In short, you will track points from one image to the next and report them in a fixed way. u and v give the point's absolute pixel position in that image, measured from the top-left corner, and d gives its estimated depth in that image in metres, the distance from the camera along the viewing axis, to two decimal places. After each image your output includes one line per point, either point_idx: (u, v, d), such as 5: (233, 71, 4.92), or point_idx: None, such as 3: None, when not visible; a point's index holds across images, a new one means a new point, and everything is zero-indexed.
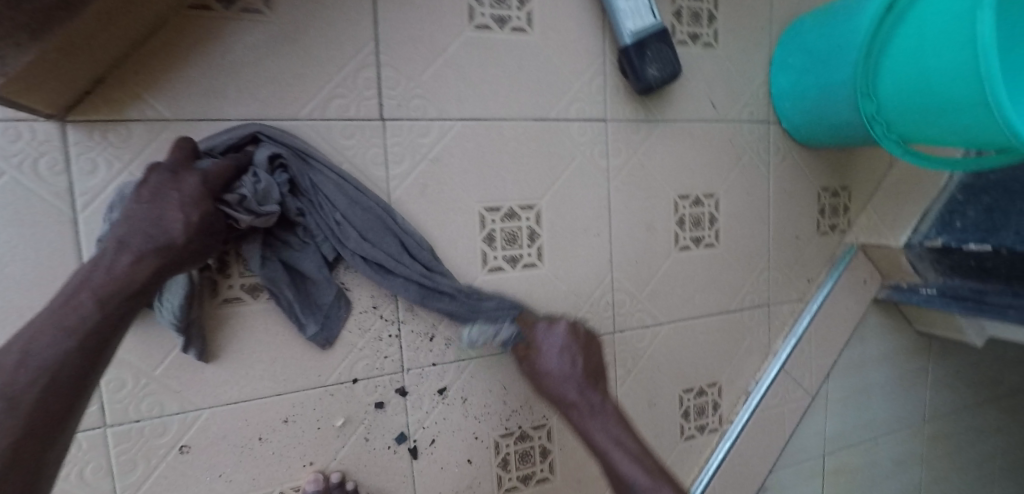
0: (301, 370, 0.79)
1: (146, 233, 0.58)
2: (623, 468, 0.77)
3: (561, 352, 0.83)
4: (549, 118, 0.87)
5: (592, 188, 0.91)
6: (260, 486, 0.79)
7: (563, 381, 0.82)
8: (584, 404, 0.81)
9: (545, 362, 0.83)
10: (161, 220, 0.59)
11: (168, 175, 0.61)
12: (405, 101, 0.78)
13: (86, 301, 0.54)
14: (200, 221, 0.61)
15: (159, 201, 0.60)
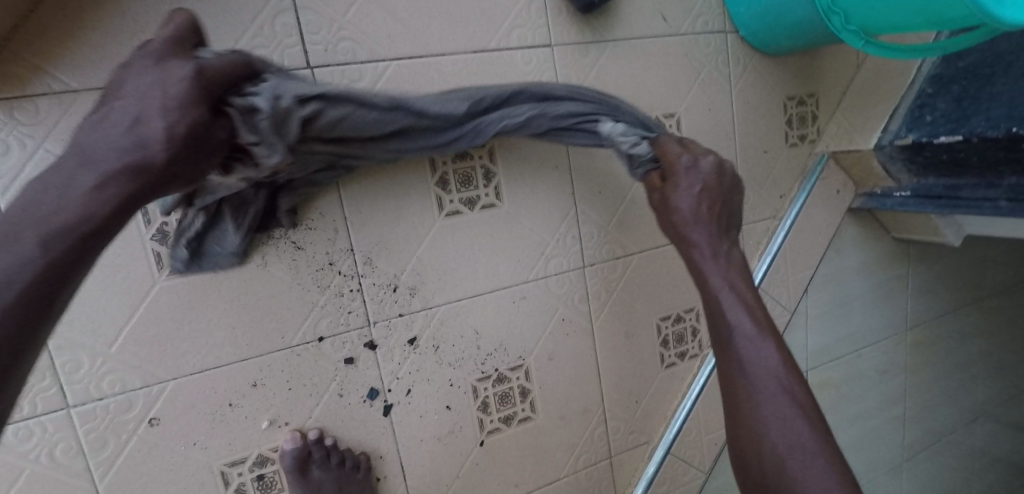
0: (263, 334, 0.79)
1: (116, 148, 0.48)
2: (750, 350, 0.68)
3: (690, 185, 0.74)
4: (488, 50, 0.84)
5: None
6: (237, 451, 0.79)
7: (702, 222, 0.74)
8: (704, 251, 0.74)
9: (685, 197, 0.74)
10: (137, 133, 0.49)
11: (151, 64, 0.51)
12: (332, 45, 0.75)
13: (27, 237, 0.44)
14: (191, 128, 0.51)
15: (138, 103, 0.50)
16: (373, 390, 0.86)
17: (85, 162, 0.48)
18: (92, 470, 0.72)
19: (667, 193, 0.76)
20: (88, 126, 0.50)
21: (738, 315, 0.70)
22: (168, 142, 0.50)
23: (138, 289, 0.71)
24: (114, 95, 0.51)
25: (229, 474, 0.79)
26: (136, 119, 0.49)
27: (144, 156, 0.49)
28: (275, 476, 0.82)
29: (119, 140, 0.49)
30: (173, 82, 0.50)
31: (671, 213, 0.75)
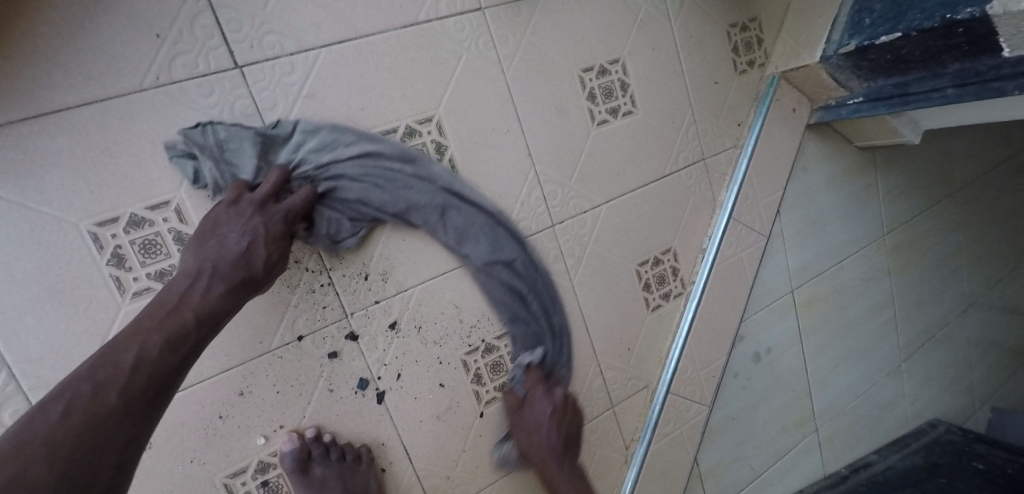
0: (242, 341, 0.78)
1: (233, 264, 0.69)
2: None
3: (539, 410, 0.96)
4: (419, 22, 0.83)
5: (488, 84, 0.88)
6: (237, 462, 0.79)
7: (548, 437, 0.96)
8: (519, 425, 0.96)
9: (535, 415, 0.96)
10: (246, 255, 0.69)
11: (258, 207, 0.72)
12: (256, 41, 0.74)
13: (186, 320, 0.64)
14: (276, 258, 0.72)
15: (247, 234, 0.70)
16: (364, 379, 0.87)
17: (210, 277, 0.67)
18: None
19: (529, 406, 0.96)
20: (218, 246, 0.69)
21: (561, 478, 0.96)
22: (265, 263, 0.71)
23: (103, 318, 0.70)
24: (217, 229, 0.70)
25: (233, 484, 0.79)
26: (245, 247, 0.69)
27: (248, 274, 0.69)
28: (279, 479, 0.82)
29: (234, 259, 0.68)
30: (272, 223, 0.72)
31: (526, 405, 0.97)
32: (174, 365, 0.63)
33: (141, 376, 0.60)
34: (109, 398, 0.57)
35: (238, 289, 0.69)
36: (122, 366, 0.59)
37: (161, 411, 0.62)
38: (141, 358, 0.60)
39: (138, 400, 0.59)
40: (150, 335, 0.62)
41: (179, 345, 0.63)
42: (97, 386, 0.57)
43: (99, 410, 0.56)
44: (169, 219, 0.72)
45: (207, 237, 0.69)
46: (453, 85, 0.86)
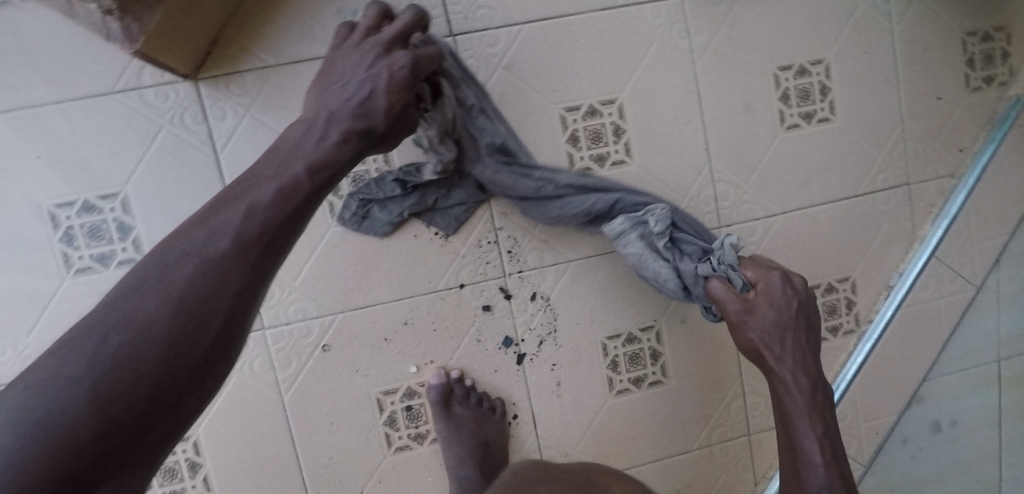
0: (414, 277, 0.88)
1: (353, 110, 0.60)
2: (806, 442, 0.76)
3: (772, 314, 0.77)
4: (618, 6, 0.86)
5: (675, 72, 0.89)
6: (390, 382, 0.89)
7: (786, 347, 0.77)
8: (771, 329, 0.77)
9: (762, 321, 0.77)
10: (365, 105, 0.61)
11: (379, 50, 0.63)
12: (471, 13, 0.83)
13: (301, 167, 0.57)
14: (399, 110, 0.62)
15: (366, 83, 0.61)
16: (508, 338, 0.92)
17: (329, 124, 0.60)
18: (280, 384, 0.86)
19: (751, 305, 0.77)
20: (338, 91, 0.62)
21: (771, 321, 0.77)
22: (386, 114, 0.62)
23: (317, 231, 0.85)
24: (337, 80, 0.63)
25: (384, 401, 0.89)
26: (366, 96, 0.61)
27: (367, 125, 0.61)
28: (422, 408, 0.90)
29: (352, 108, 0.60)
30: (395, 68, 0.62)
31: (750, 312, 0.76)
32: (291, 215, 0.55)
33: (258, 221, 0.52)
34: (222, 241, 0.50)
35: (359, 137, 0.60)
36: (237, 210, 0.52)
37: (280, 259, 0.54)
38: (255, 204, 0.53)
39: (255, 242, 0.51)
40: (266, 183, 0.55)
41: (294, 194, 0.55)
42: (214, 232, 0.50)
43: (212, 255, 0.49)
44: (377, 161, 0.84)
45: (329, 89, 0.62)
46: (641, 69, 0.88)
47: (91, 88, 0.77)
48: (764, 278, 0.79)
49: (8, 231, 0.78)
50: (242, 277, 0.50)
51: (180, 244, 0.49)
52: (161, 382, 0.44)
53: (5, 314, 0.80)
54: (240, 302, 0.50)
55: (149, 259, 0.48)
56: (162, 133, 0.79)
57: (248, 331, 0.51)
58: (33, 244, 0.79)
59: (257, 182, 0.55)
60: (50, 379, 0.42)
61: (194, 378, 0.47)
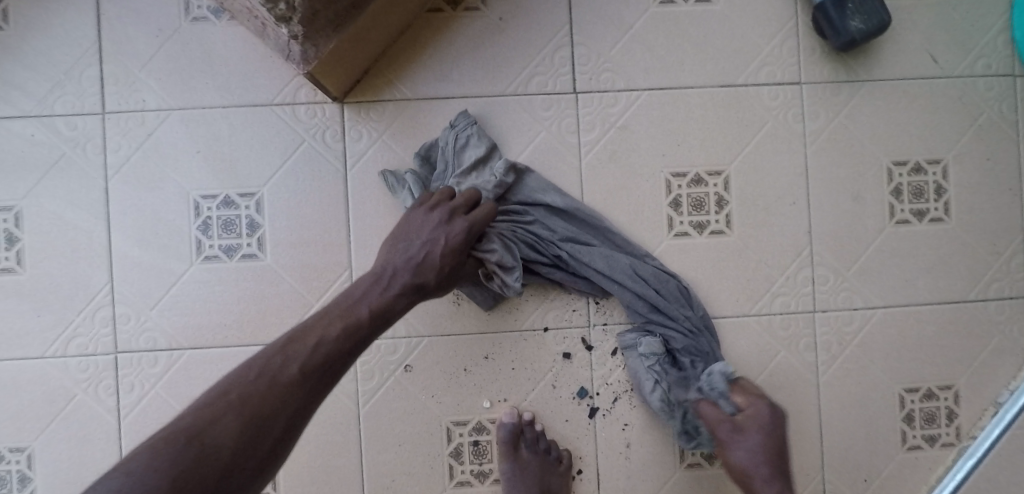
0: (500, 314, 0.90)
1: (412, 266, 0.74)
2: None
3: (746, 443, 0.83)
4: (736, 85, 0.91)
5: (786, 152, 0.91)
6: (461, 413, 0.90)
7: (770, 473, 0.82)
8: (752, 463, 0.83)
9: (739, 452, 0.83)
10: (424, 261, 0.75)
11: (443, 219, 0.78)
12: (595, 75, 0.90)
13: (363, 313, 0.70)
14: (450, 268, 0.76)
15: (427, 242, 0.76)
16: (584, 389, 0.90)
17: (392, 275, 0.74)
18: (358, 396, 0.89)
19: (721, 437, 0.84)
20: (402, 253, 0.75)
21: (749, 456, 0.83)
22: (438, 272, 0.76)
23: None
24: (403, 235, 0.77)
25: (453, 431, 0.90)
26: (425, 254, 0.75)
27: (421, 280, 0.75)
28: (488, 445, 0.90)
29: (413, 263, 0.75)
30: (452, 236, 0.77)
31: (724, 443, 0.84)
32: (347, 353, 0.67)
33: (320, 356, 0.64)
34: (291, 369, 0.62)
35: (415, 289, 0.74)
36: (308, 344, 0.64)
37: (328, 391, 0.65)
38: (323, 340, 0.65)
39: (314, 371, 0.63)
40: (334, 322, 0.68)
41: (354, 334, 0.68)
42: (286, 360, 0.62)
43: (280, 380, 0.61)
44: None
45: (398, 243, 0.77)
46: (752, 145, 0.90)
47: (255, 100, 0.88)
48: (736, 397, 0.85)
49: (157, 212, 0.88)
50: (296, 404, 0.61)
51: (257, 368, 0.61)
52: (223, 488, 0.54)
53: (135, 287, 0.88)
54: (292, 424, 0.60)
55: (231, 377, 0.60)
56: (303, 146, 0.89)
57: (288, 456, 0.60)
58: (174, 227, 0.88)
59: (330, 317, 0.68)
60: (146, 468, 0.51)
61: (238, 488, 0.55)
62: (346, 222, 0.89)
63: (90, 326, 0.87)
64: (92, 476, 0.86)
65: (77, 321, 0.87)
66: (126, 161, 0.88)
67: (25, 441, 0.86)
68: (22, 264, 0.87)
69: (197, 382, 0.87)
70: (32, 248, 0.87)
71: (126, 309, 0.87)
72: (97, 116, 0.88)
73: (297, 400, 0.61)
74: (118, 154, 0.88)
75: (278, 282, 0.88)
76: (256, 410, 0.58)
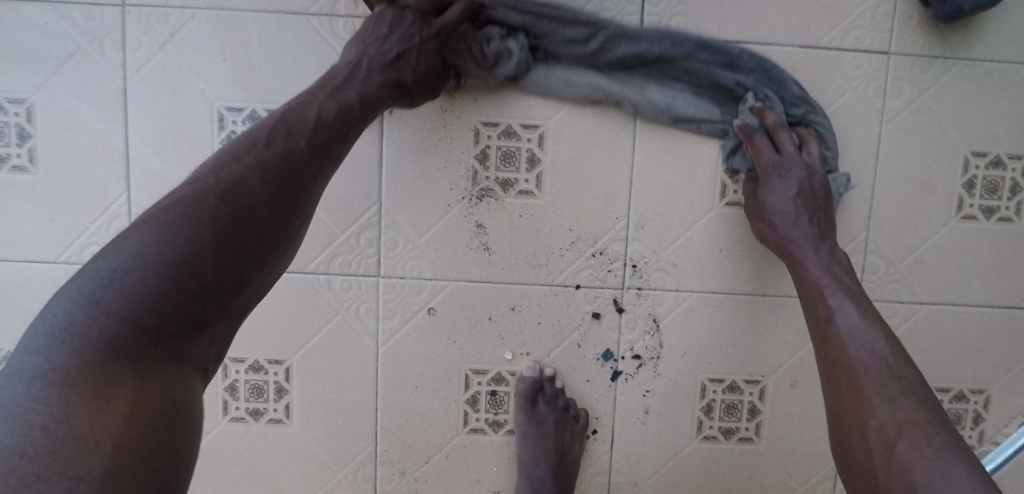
0: (532, 266, 0.86)
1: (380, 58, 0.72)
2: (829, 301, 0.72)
3: (791, 186, 0.77)
4: (818, 47, 0.82)
5: (858, 128, 0.84)
6: (482, 362, 0.88)
7: (807, 235, 0.77)
8: (848, 328, 0.69)
9: (778, 197, 0.78)
10: (403, 56, 0.73)
11: (398, 22, 0.73)
12: (666, 19, 0.82)
13: (353, 96, 0.69)
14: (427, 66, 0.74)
15: (403, 40, 0.73)
16: (609, 351, 0.88)
17: (355, 69, 0.71)
18: (378, 334, 0.86)
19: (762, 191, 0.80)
20: (377, 48, 0.73)
21: (849, 317, 0.70)
22: (420, 70, 0.74)
23: (453, 195, 0.84)
24: (376, 30, 0.74)
25: (472, 378, 0.88)
26: (398, 47, 0.73)
27: (399, 65, 0.73)
28: (505, 397, 0.88)
29: (387, 59, 0.72)
30: (425, 36, 0.73)
31: (792, 246, 0.77)
32: (346, 127, 0.68)
33: (325, 128, 0.65)
34: (300, 138, 0.62)
35: (393, 85, 0.73)
36: (308, 117, 0.65)
37: (336, 165, 0.66)
38: (322, 115, 0.66)
39: (322, 135, 0.64)
40: (326, 99, 0.68)
41: (351, 112, 0.69)
42: (289, 129, 0.62)
43: (294, 146, 0.61)
44: (533, 141, 0.83)
45: (354, 46, 0.74)
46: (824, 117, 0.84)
47: (289, 7, 0.80)
48: (759, 137, 0.80)
49: (178, 122, 0.82)
50: (314, 165, 0.63)
51: (258, 135, 0.61)
52: (264, 239, 0.55)
53: (153, 199, 0.83)
54: (305, 181, 0.61)
55: (229, 150, 0.59)
56: None
57: (315, 208, 0.63)
58: (196, 140, 0.82)
59: (315, 96, 0.68)
60: (168, 216, 0.51)
61: (279, 235, 0.57)
62: (379, 153, 0.83)
63: (105, 235, 0.83)
64: None
65: (92, 228, 0.83)
66: (147, 62, 0.81)
67: None
68: (35, 164, 0.82)
69: None
70: (45, 148, 0.81)
71: None
72: (115, 8, 0.80)
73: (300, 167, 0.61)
74: (137, 54, 0.81)
75: None
76: (275, 169, 0.59)
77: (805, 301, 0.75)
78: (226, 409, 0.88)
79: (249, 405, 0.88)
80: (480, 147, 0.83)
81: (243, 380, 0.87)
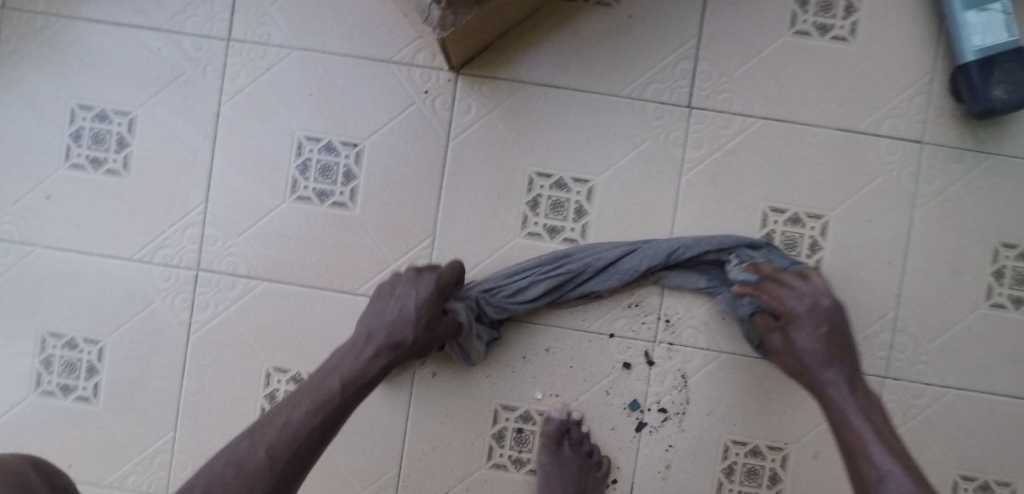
0: (569, 311, 0.90)
1: (391, 321, 0.78)
2: (872, 455, 0.71)
3: (816, 327, 0.80)
4: (855, 131, 0.88)
5: (890, 209, 0.88)
6: (512, 399, 0.90)
7: (839, 376, 0.78)
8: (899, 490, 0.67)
9: (807, 338, 0.80)
10: (394, 325, 0.77)
11: (399, 283, 0.81)
12: (713, 94, 0.89)
13: (335, 382, 0.72)
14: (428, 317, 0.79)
15: (405, 305, 0.78)
16: (636, 401, 0.90)
17: (365, 343, 0.77)
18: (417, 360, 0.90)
19: (790, 334, 0.81)
20: (386, 315, 0.78)
21: (897, 475, 0.68)
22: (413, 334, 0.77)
23: (503, 235, 0.90)
24: (383, 296, 0.81)
25: (500, 414, 0.90)
26: (400, 311, 0.78)
27: (398, 340, 0.77)
28: (531, 436, 0.91)
29: (396, 322, 0.78)
30: (423, 300, 0.79)
31: (828, 390, 0.78)
32: (318, 428, 0.69)
33: (288, 436, 0.66)
34: (257, 453, 0.65)
35: (394, 356, 0.77)
36: (275, 428, 0.67)
37: (306, 470, 0.68)
38: (289, 419, 0.68)
39: (290, 447, 0.66)
40: (305, 398, 0.71)
41: (325, 405, 0.70)
42: (250, 447, 0.65)
43: (249, 467, 0.64)
44: (581, 193, 0.89)
45: (359, 331, 0.78)
46: (858, 196, 0.88)
47: (373, 54, 0.89)
48: (767, 283, 0.82)
49: (260, 145, 0.90)
50: (273, 476, 0.64)
51: (224, 459, 0.64)
52: None
53: (226, 212, 0.90)
54: (285, 483, 0.65)
55: (193, 481, 0.63)
56: (411, 107, 0.89)
57: None
58: (274, 162, 0.90)
59: (297, 397, 0.71)
60: None
61: None
62: (438, 190, 0.90)
63: (177, 240, 0.90)
64: (157, 383, 0.90)
65: (167, 233, 0.90)
66: (242, 90, 0.90)
67: (100, 335, 0.90)
68: (127, 169, 0.90)
69: (267, 315, 0.90)
70: (139, 156, 0.90)
71: (214, 231, 0.90)
72: (221, 41, 0.90)
73: (276, 474, 0.65)
74: (235, 82, 0.90)
75: (362, 235, 0.90)
76: None
77: (845, 453, 0.74)
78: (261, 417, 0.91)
79: None
80: (533, 194, 0.89)
81: (282, 391, 0.90)
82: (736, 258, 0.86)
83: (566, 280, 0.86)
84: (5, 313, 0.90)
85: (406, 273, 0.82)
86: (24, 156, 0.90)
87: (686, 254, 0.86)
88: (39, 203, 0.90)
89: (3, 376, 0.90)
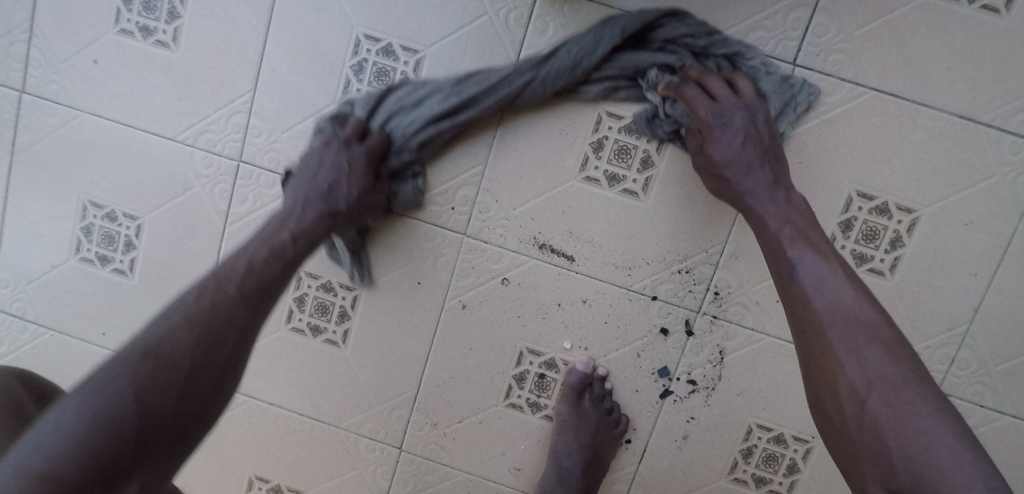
0: (614, 265, 0.85)
1: (324, 197, 0.76)
2: (787, 246, 0.68)
3: (736, 138, 0.73)
4: (977, 121, 0.77)
5: (993, 214, 0.79)
6: (539, 344, 0.88)
7: (752, 176, 0.73)
8: (811, 280, 0.65)
9: (724, 148, 0.74)
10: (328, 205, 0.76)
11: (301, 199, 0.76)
12: (825, 53, 0.77)
13: (286, 243, 0.74)
14: (366, 187, 0.78)
15: (333, 171, 0.77)
16: (666, 369, 0.87)
17: (302, 207, 0.76)
18: (449, 290, 0.88)
19: (706, 147, 0.75)
20: (307, 182, 0.77)
21: (812, 268, 0.66)
22: (347, 200, 0.77)
23: (559, 176, 0.83)
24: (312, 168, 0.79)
25: (525, 357, 0.89)
26: (328, 181, 0.77)
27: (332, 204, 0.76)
28: (553, 383, 0.89)
29: (320, 193, 0.77)
30: (356, 162, 0.77)
31: (748, 198, 0.73)
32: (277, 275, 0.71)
33: (254, 277, 0.69)
34: (228, 287, 0.66)
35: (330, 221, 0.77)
36: (240, 263, 0.69)
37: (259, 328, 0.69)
38: (251, 262, 0.70)
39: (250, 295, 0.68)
40: (268, 239, 0.73)
41: (285, 257, 0.73)
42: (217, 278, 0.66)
43: (223, 300, 0.65)
44: (652, 143, 0.82)
45: (271, 227, 0.75)
46: (960, 194, 0.79)
47: None
48: (687, 89, 0.76)
49: (316, 36, 0.83)
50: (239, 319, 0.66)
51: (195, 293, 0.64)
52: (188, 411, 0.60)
53: (272, 105, 0.85)
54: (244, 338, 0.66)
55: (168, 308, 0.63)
56: (483, 19, 0.81)
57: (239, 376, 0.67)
58: (328, 59, 0.83)
59: (263, 240, 0.73)
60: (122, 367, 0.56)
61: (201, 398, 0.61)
62: (498, 116, 0.83)
63: (221, 127, 0.86)
64: (190, 266, 0.90)
65: (212, 117, 0.86)
66: None
67: (139, 212, 0.89)
68: (177, 42, 0.84)
69: None
70: (189, 30, 0.84)
71: (259, 122, 0.85)
72: None
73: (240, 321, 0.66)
74: None
75: None
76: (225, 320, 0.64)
77: (765, 253, 0.71)
78: (289, 318, 0.90)
79: (309, 320, 0.90)
80: (600, 137, 0.82)
81: (311, 297, 0.90)
82: (659, 70, 0.79)
83: (486, 89, 0.78)
84: (45, 174, 0.89)
85: (336, 140, 0.79)
86: (73, 12, 0.85)
87: (615, 62, 0.78)
88: (86, 65, 0.86)
89: (43, 238, 0.90)
